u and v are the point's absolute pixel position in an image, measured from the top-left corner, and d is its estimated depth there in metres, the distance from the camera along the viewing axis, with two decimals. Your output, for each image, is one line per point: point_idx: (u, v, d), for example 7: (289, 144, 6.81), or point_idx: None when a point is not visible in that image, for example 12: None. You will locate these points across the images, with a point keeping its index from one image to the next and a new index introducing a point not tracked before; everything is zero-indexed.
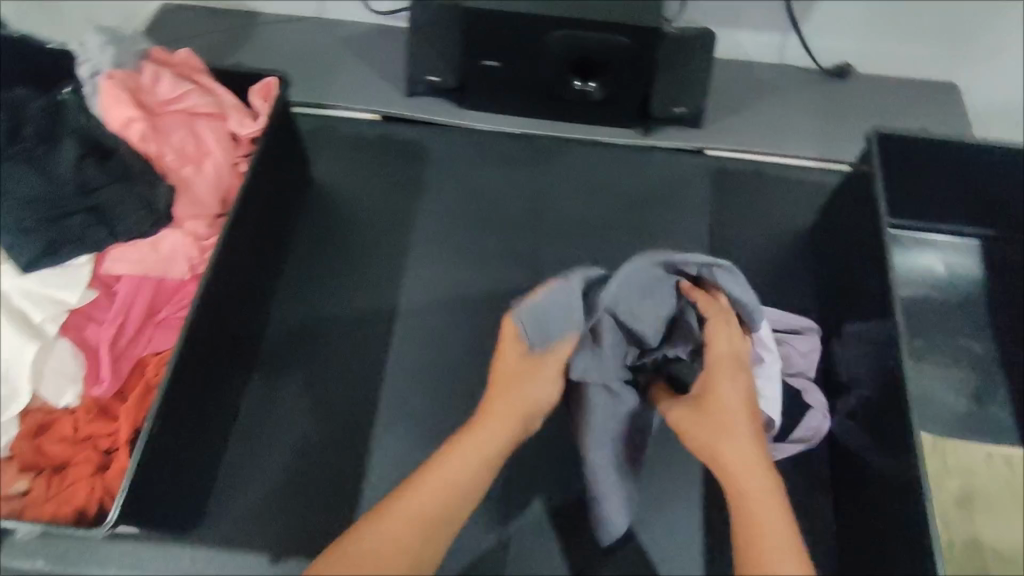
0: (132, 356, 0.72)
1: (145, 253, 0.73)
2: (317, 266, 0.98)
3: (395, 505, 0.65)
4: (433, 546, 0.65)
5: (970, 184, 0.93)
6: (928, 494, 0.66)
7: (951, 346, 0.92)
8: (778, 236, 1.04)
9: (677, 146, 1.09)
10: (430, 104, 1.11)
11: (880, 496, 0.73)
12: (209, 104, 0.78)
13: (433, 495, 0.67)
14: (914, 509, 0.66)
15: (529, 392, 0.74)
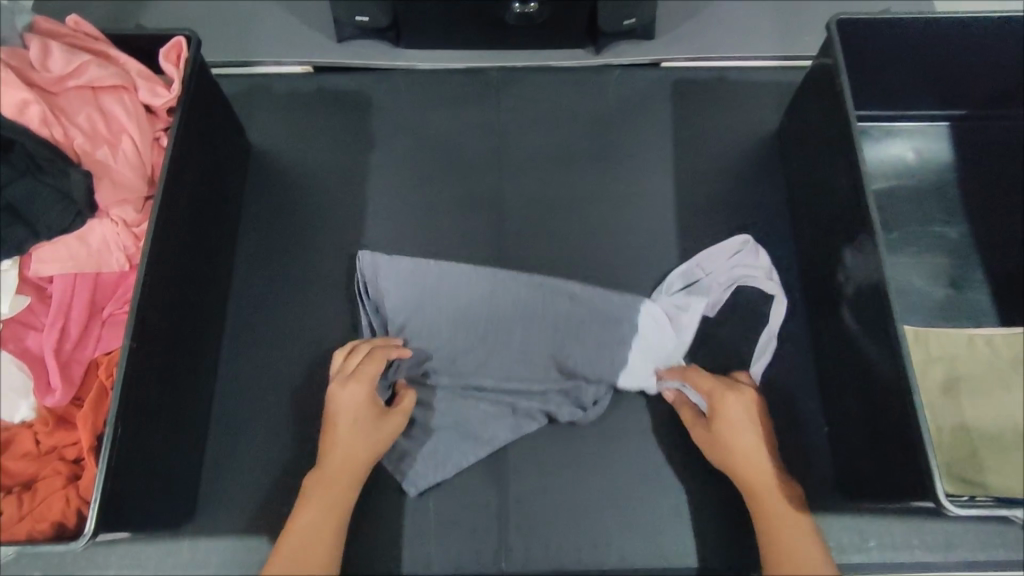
0: (82, 359, 0.68)
1: (74, 248, 0.68)
2: (271, 237, 0.92)
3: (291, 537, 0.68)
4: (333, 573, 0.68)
5: (936, 65, 0.90)
6: (914, 383, 0.66)
7: (926, 234, 0.91)
8: (745, 144, 1.00)
9: (632, 62, 1.03)
10: (365, 47, 1.03)
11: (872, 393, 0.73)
12: (113, 76, 0.70)
13: (321, 515, 0.70)
14: (903, 399, 0.67)
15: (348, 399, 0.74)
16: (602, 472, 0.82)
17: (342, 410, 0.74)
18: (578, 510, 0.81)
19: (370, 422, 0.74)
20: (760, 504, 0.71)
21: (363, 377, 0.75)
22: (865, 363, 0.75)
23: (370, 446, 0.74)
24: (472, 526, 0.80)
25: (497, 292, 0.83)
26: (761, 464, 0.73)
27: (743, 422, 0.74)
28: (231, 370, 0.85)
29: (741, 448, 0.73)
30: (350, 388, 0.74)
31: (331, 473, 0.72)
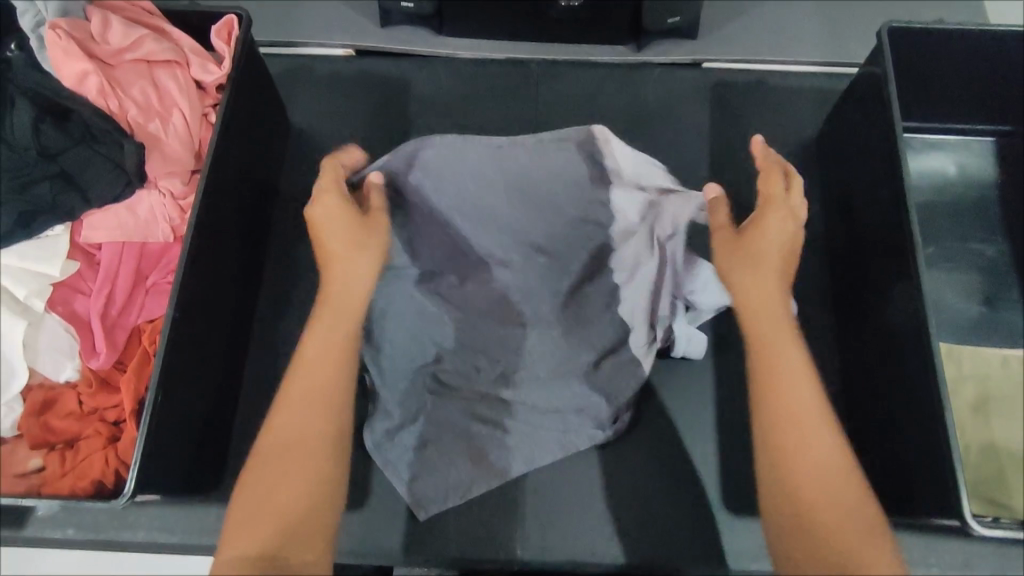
0: (126, 325, 0.70)
1: (123, 217, 0.70)
2: (307, 216, 0.94)
3: (293, 385, 0.66)
4: (325, 418, 0.65)
5: (985, 79, 0.88)
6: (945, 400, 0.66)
7: (964, 250, 0.90)
8: (782, 149, 0.99)
9: (673, 60, 1.03)
10: (409, 33, 1.04)
11: (901, 407, 0.73)
12: (167, 51, 0.72)
13: (318, 367, 0.68)
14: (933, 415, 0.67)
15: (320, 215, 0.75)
16: (623, 468, 0.82)
17: (325, 233, 0.75)
18: (596, 504, 0.81)
19: (345, 232, 0.74)
20: (770, 361, 0.68)
21: (339, 198, 0.76)
22: (896, 374, 0.74)
23: (361, 271, 0.74)
24: (493, 512, 0.81)
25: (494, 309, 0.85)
26: (775, 319, 0.70)
27: (765, 265, 0.73)
28: (264, 345, 0.87)
29: (757, 293, 0.72)
30: (336, 210, 0.75)
31: (332, 302, 0.72)
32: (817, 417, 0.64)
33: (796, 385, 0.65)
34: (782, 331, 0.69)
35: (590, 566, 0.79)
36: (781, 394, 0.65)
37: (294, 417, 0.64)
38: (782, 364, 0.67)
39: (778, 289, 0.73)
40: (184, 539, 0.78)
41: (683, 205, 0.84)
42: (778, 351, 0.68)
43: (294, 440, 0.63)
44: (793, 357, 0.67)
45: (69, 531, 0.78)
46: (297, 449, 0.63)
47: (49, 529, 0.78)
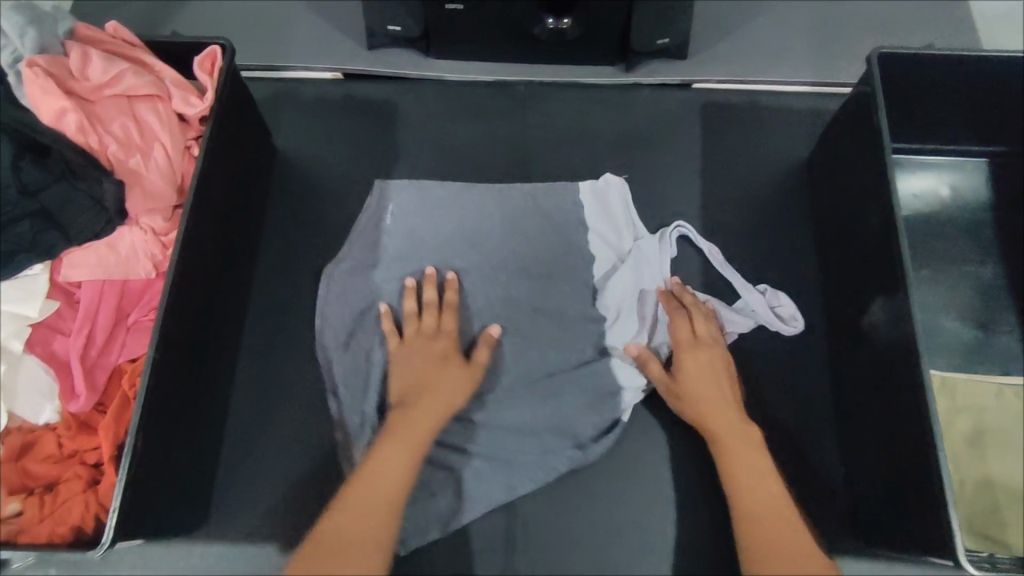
0: (107, 365, 0.69)
1: (103, 255, 0.69)
2: (293, 244, 0.93)
3: (360, 480, 0.68)
4: (387, 524, 0.66)
5: (977, 100, 0.87)
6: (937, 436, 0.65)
7: (957, 273, 0.89)
8: (773, 170, 0.99)
9: (663, 81, 1.02)
10: (396, 56, 1.03)
11: (892, 438, 0.72)
12: (148, 85, 0.71)
13: (388, 468, 0.68)
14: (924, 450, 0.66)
15: (439, 332, 0.78)
16: (611, 500, 0.81)
17: (427, 365, 0.76)
18: (587, 538, 0.80)
19: (439, 365, 0.75)
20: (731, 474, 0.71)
21: (446, 330, 0.78)
22: (887, 404, 0.73)
23: (451, 393, 0.74)
24: (480, 546, 0.80)
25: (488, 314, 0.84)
26: (726, 416, 0.75)
27: (704, 370, 0.77)
28: (248, 377, 0.86)
29: (703, 396, 0.76)
30: (433, 343, 0.77)
31: (418, 414, 0.72)
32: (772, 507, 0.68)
33: (748, 480, 0.70)
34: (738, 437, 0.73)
35: None
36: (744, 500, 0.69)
37: (356, 522, 0.65)
38: (735, 462, 0.72)
39: (721, 386, 0.77)
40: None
41: (657, 246, 0.88)
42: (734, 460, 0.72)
43: (355, 543, 0.63)
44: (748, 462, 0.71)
45: (51, 571, 0.78)
46: (356, 550, 0.63)
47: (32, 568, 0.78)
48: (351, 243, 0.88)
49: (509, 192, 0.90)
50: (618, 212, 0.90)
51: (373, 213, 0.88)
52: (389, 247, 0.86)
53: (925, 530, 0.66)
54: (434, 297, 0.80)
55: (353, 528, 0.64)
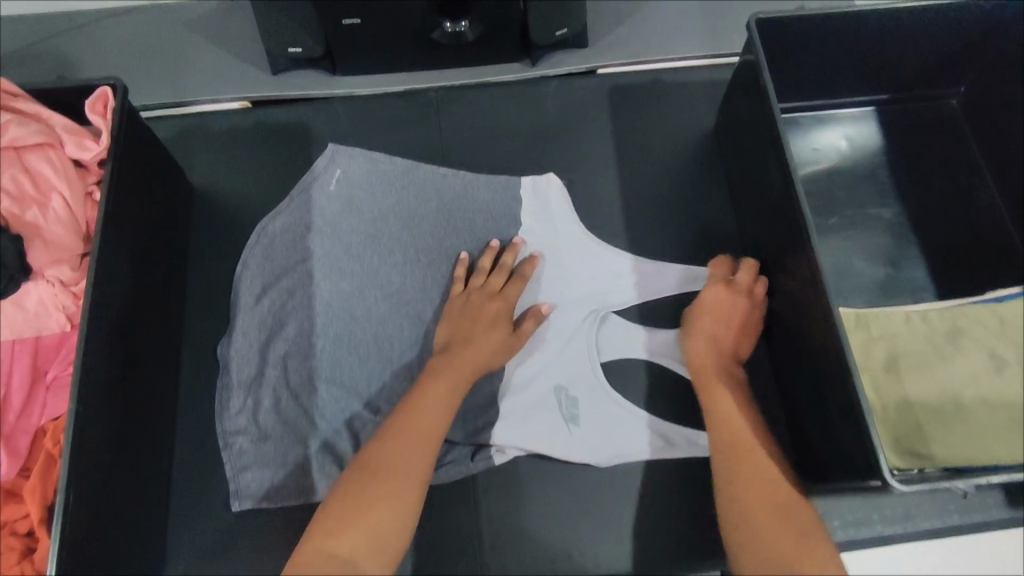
0: (28, 428, 0.66)
1: (11, 315, 0.66)
2: (220, 277, 0.91)
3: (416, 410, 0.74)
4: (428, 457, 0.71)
5: (855, 53, 0.93)
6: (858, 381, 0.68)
7: (862, 217, 0.95)
8: (684, 143, 1.03)
9: (567, 72, 1.05)
10: (300, 78, 1.03)
11: (816, 378, 0.77)
12: (35, 134, 0.69)
13: (437, 405, 0.75)
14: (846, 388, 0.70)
15: (490, 306, 0.83)
16: (570, 483, 0.84)
17: (478, 318, 0.83)
18: (549, 520, 0.82)
19: (504, 338, 0.82)
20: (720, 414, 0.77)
21: (506, 295, 0.85)
22: (810, 347, 0.77)
23: (495, 349, 0.81)
24: (448, 547, 0.81)
25: (399, 278, 0.88)
26: (717, 363, 0.82)
27: (720, 318, 0.85)
28: (188, 418, 0.84)
29: (709, 350, 0.83)
30: (491, 303, 0.84)
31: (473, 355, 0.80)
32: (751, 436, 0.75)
33: (737, 418, 0.76)
34: (731, 391, 0.80)
35: None
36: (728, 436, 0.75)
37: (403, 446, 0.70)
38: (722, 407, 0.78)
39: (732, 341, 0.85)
40: None
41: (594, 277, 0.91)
42: (729, 405, 0.78)
43: (405, 465, 0.69)
44: (733, 411, 0.77)
45: None
46: (399, 470, 0.69)
47: None
48: (286, 215, 0.90)
49: (452, 179, 0.94)
50: (553, 217, 0.94)
51: (317, 177, 0.91)
52: (325, 218, 0.89)
53: (852, 461, 0.71)
54: (510, 264, 0.87)
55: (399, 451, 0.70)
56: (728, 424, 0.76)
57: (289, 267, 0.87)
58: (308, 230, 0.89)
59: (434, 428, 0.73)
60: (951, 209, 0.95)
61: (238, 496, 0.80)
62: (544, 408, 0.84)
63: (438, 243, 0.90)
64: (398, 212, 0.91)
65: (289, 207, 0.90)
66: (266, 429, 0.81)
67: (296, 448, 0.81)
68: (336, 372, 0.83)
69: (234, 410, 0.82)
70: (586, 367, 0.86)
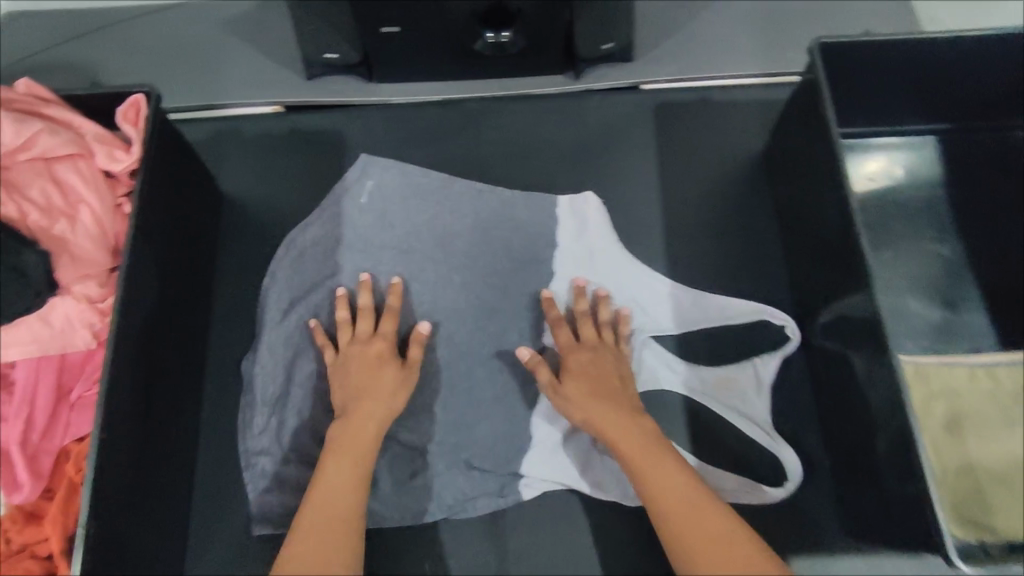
0: (50, 448, 0.64)
1: (36, 329, 0.64)
2: (248, 289, 0.89)
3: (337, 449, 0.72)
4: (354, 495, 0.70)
5: (921, 80, 0.87)
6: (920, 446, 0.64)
7: (919, 254, 0.90)
8: (730, 166, 0.98)
9: (612, 86, 1.01)
10: (335, 83, 1.00)
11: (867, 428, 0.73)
12: (66, 144, 0.67)
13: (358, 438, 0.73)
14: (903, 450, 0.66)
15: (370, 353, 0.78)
16: (599, 521, 0.81)
17: (352, 372, 0.77)
18: (575, 558, 0.80)
19: (387, 373, 0.77)
20: (645, 479, 0.68)
21: (381, 336, 0.79)
22: (859, 390, 0.74)
23: (388, 390, 0.76)
24: None
25: (431, 299, 0.85)
26: (621, 424, 0.72)
27: (591, 376, 0.77)
28: (212, 434, 0.82)
29: (593, 407, 0.74)
30: (361, 353, 0.78)
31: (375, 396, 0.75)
32: (693, 503, 0.65)
33: (660, 481, 0.67)
34: (649, 442, 0.71)
35: None
36: (664, 506, 0.66)
37: (337, 479, 0.70)
38: (645, 465, 0.69)
39: (612, 394, 0.76)
40: None
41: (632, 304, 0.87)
42: (645, 468, 0.69)
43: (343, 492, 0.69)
44: (656, 471, 0.68)
45: None
46: (342, 496, 0.69)
47: None
48: (316, 227, 0.87)
49: (489, 196, 0.90)
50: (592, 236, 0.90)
51: (349, 189, 0.88)
52: (356, 231, 0.86)
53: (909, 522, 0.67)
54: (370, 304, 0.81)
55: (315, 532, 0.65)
56: (653, 491, 0.67)
57: (317, 282, 0.85)
58: (337, 245, 0.85)
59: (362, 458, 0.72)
60: (1015, 249, 0.90)
61: (257, 519, 0.78)
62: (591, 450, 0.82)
63: (471, 262, 0.87)
64: (432, 229, 0.87)
65: (319, 218, 0.88)
66: (290, 449, 0.80)
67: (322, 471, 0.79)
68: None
69: (257, 429, 0.81)
70: None
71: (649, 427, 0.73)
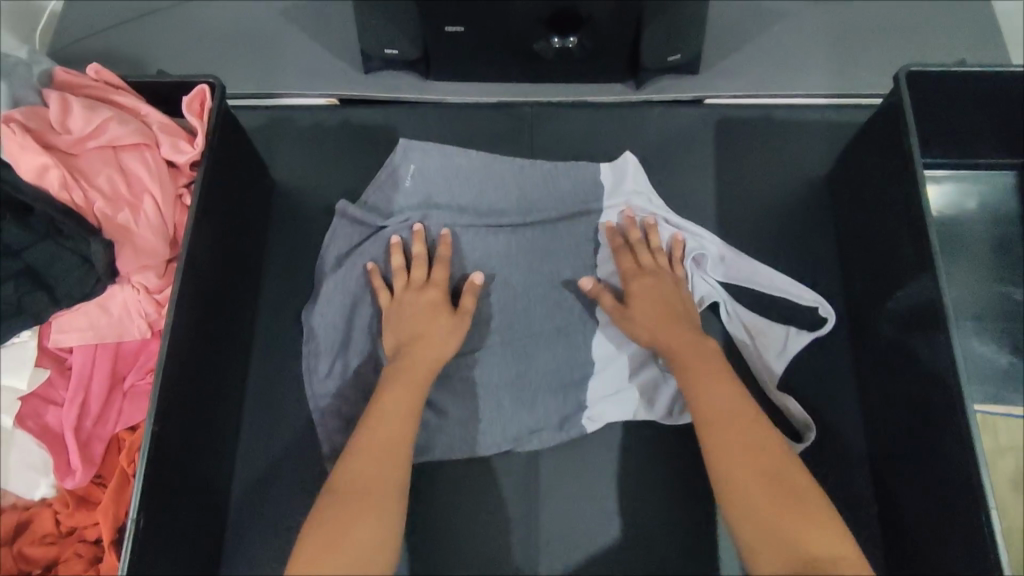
0: (103, 435, 0.64)
1: (94, 317, 0.65)
2: (297, 282, 0.89)
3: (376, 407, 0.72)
4: (401, 446, 0.69)
5: (1007, 112, 0.83)
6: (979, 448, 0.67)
7: (989, 294, 0.86)
8: (793, 188, 0.95)
9: (674, 98, 0.98)
10: (393, 79, 0.99)
11: (925, 453, 0.74)
12: (134, 134, 0.67)
13: (400, 395, 0.73)
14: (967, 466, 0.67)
15: (424, 294, 0.80)
16: (636, 543, 0.80)
17: (410, 308, 0.80)
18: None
19: (441, 318, 0.78)
20: (697, 393, 0.71)
21: (437, 281, 0.82)
22: (917, 392, 0.75)
23: (441, 334, 0.78)
24: None
25: (483, 256, 0.87)
26: (679, 341, 0.76)
27: (651, 299, 0.80)
28: (254, 424, 0.83)
29: (654, 325, 0.78)
30: (416, 292, 0.81)
31: (431, 332, 0.78)
32: (744, 424, 0.68)
33: (716, 398, 0.70)
34: (708, 360, 0.74)
35: None
36: (714, 420, 0.69)
37: (384, 429, 0.70)
38: (700, 383, 0.72)
39: (671, 310, 0.79)
40: None
41: None
42: (700, 383, 0.72)
43: (390, 444, 0.69)
44: (714, 390, 0.71)
45: None
46: (390, 447, 0.69)
47: None
48: (371, 198, 0.90)
49: (531, 170, 0.92)
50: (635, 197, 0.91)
51: (395, 170, 0.89)
52: (407, 209, 0.88)
53: (971, 544, 0.68)
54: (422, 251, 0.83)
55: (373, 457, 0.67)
56: (705, 402, 0.70)
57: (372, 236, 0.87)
58: (390, 210, 0.89)
59: (408, 413, 0.72)
60: None
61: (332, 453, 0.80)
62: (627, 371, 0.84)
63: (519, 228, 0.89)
64: (479, 205, 0.90)
65: (375, 192, 0.91)
66: (339, 438, 0.80)
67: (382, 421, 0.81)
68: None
69: (323, 372, 0.82)
70: None
71: (710, 346, 0.76)
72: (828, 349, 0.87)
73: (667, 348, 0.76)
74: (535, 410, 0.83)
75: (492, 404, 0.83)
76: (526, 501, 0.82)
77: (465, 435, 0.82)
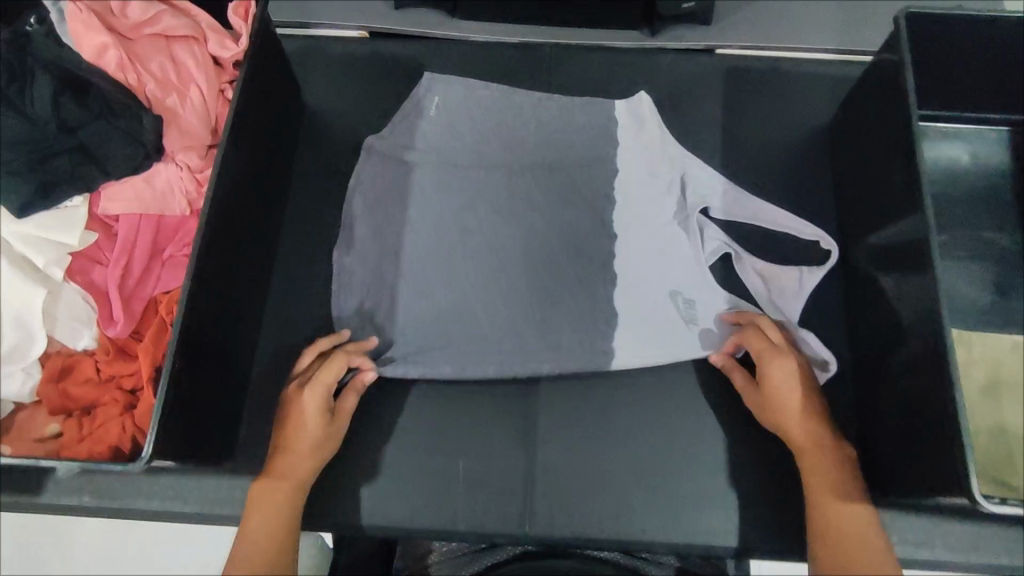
0: (143, 296, 0.71)
1: (140, 189, 0.71)
2: (322, 197, 0.95)
3: (277, 472, 0.75)
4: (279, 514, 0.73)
5: (1000, 65, 0.88)
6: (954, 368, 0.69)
7: (976, 239, 0.90)
8: (796, 135, 0.99)
9: (687, 47, 1.03)
10: (421, 17, 1.05)
11: (898, 363, 0.79)
12: (185, 27, 0.74)
13: (293, 463, 0.75)
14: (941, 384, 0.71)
15: (304, 402, 0.78)
16: (632, 448, 0.84)
17: (293, 415, 0.77)
18: (605, 479, 0.83)
19: (316, 431, 0.77)
20: (817, 490, 0.74)
21: (316, 381, 0.78)
22: (889, 305, 0.81)
23: (310, 440, 0.77)
24: (502, 486, 0.83)
25: (500, 187, 0.92)
26: (818, 443, 0.76)
27: (791, 387, 0.78)
28: (277, 321, 0.88)
29: (794, 413, 0.77)
30: (303, 397, 0.78)
31: (311, 430, 0.77)
32: (868, 538, 0.71)
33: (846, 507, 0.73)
34: (830, 447, 0.76)
35: (595, 540, 0.81)
36: (831, 530, 0.72)
37: (274, 499, 0.74)
38: (828, 480, 0.74)
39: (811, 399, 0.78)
40: (198, 509, 0.80)
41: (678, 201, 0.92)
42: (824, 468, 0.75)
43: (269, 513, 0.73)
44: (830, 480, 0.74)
45: (84, 498, 0.79)
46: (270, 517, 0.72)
47: (64, 496, 0.79)
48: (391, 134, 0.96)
49: (548, 103, 0.97)
50: (652, 133, 0.95)
51: (418, 103, 0.96)
52: (427, 141, 0.94)
53: (937, 446, 0.72)
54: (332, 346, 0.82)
55: (268, 516, 0.73)
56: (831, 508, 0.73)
57: (393, 169, 0.93)
58: (410, 145, 0.94)
59: (290, 493, 0.74)
60: None
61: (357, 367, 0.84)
62: (641, 299, 0.88)
63: (535, 158, 0.94)
64: (496, 138, 0.95)
65: (399, 121, 0.96)
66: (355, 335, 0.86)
67: (402, 336, 0.86)
68: (410, 269, 0.88)
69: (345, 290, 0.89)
70: (682, 272, 0.89)
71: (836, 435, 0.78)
72: (820, 284, 0.92)
73: (794, 441, 0.77)
74: (545, 328, 0.87)
75: (506, 325, 0.87)
76: (527, 404, 0.86)
77: (472, 344, 0.86)
